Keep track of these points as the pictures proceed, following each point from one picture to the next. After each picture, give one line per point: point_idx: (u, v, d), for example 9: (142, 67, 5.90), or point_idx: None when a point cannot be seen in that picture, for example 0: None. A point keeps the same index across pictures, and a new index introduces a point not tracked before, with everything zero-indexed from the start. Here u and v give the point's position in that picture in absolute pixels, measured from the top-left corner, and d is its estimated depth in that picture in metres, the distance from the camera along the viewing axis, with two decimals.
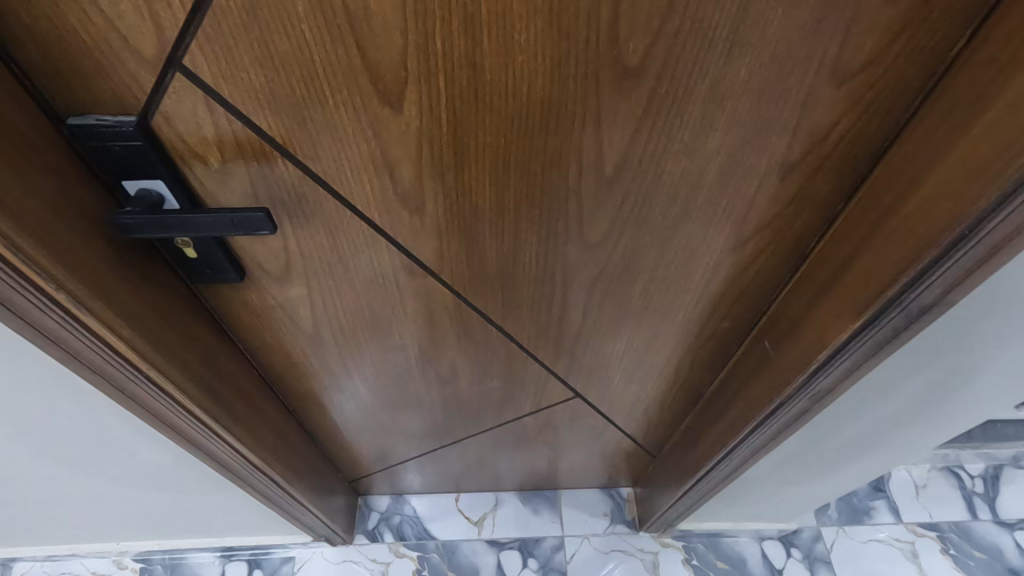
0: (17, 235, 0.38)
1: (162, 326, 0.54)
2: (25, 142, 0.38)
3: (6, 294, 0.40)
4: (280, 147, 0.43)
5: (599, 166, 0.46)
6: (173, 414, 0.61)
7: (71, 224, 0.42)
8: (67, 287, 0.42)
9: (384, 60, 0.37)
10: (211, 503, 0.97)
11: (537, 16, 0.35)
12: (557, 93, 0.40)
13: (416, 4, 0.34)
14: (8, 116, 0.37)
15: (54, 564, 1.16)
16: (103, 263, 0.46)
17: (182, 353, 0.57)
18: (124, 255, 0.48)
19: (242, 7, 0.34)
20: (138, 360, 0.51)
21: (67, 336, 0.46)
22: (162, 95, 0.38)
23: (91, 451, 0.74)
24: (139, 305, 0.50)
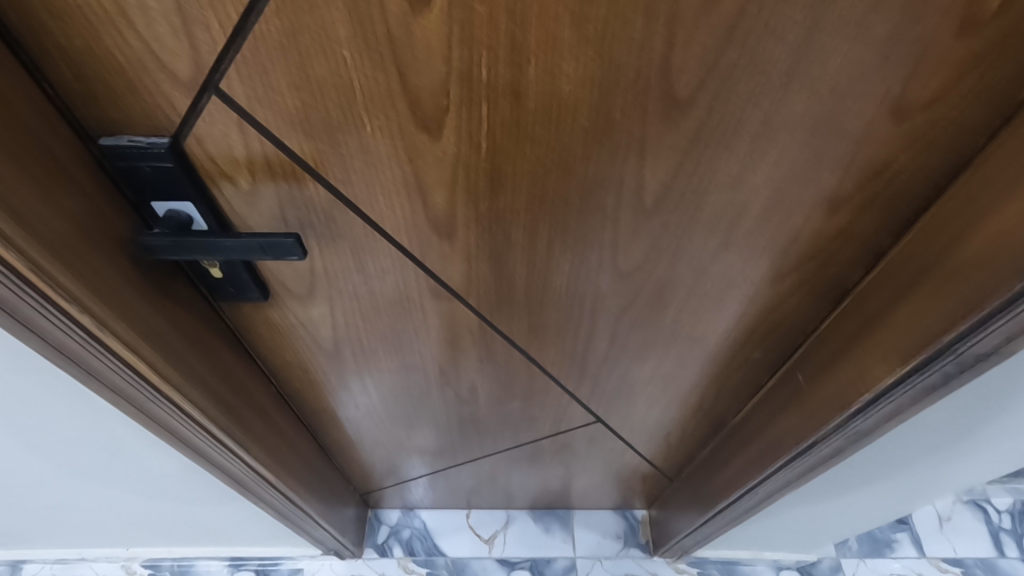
0: (42, 258, 0.37)
1: (182, 346, 0.53)
2: (53, 162, 0.37)
3: (29, 316, 0.39)
4: (313, 170, 0.42)
5: (639, 198, 0.44)
6: (190, 431, 0.60)
7: (97, 244, 0.41)
8: (90, 310, 0.41)
9: (427, 87, 0.36)
10: (223, 513, 0.96)
11: (587, 46, 0.34)
12: (601, 123, 0.38)
13: (461, 32, 0.33)
14: (38, 136, 0.36)
15: (64, 566, 1.15)
16: (126, 282, 0.45)
17: (200, 372, 0.56)
18: (148, 275, 0.47)
19: (282, 32, 0.33)
20: (158, 381, 0.50)
21: (88, 357, 0.45)
22: (196, 117, 0.37)
23: (106, 461, 0.73)
24: (160, 324, 0.49)
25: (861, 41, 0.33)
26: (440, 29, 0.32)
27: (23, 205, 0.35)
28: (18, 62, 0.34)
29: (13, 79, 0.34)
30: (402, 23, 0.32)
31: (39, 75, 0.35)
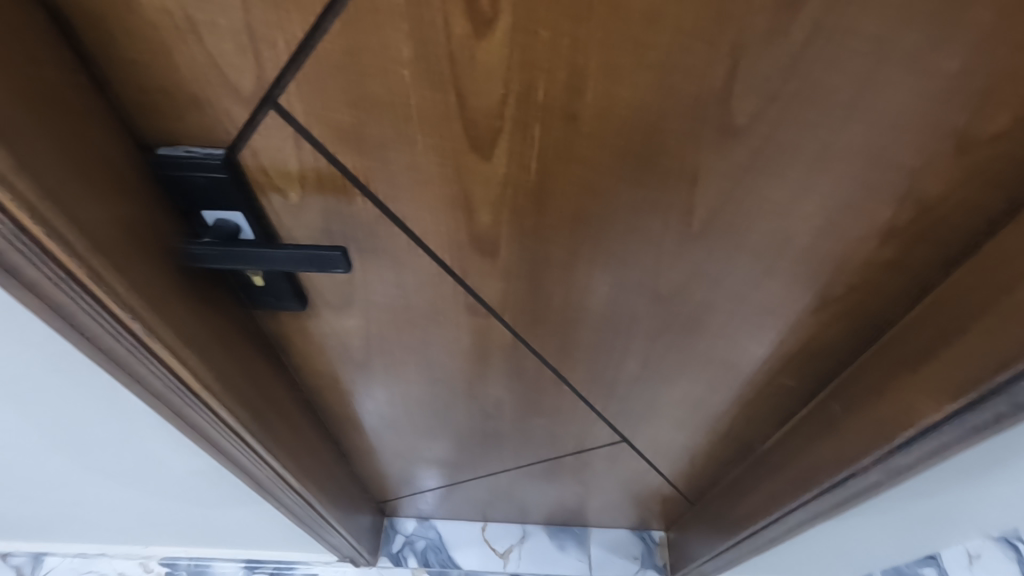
0: (98, 264, 0.37)
1: (220, 352, 0.53)
2: (112, 172, 0.37)
3: (83, 323, 0.40)
4: (361, 185, 0.42)
5: (685, 222, 0.44)
6: (221, 436, 0.60)
7: (148, 252, 0.42)
8: (140, 315, 0.42)
9: (482, 108, 0.36)
10: (243, 517, 0.96)
11: (647, 72, 0.33)
12: (654, 148, 0.38)
13: (522, 55, 0.33)
14: (99, 144, 0.36)
15: (83, 560, 1.16)
16: (173, 289, 0.45)
17: (236, 378, 0.57)
18: (192, 282, 0.48)
19: (345, 52, 0.33)
20: (196, 385, 0.51)
21: (133, 362, 0.45)
22: (253, 130, 0.38)
23: (136, 461, 0.74)
24: (201, 331, 0.50)
25: (928, 75, 0.33)
26: (501, 52, 0.32)
27: (84, 213, 0.35)
28: (84, 74, 0.35)
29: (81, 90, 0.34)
30: (465, 45, 0.32)
31: (103, 87, 0.36)
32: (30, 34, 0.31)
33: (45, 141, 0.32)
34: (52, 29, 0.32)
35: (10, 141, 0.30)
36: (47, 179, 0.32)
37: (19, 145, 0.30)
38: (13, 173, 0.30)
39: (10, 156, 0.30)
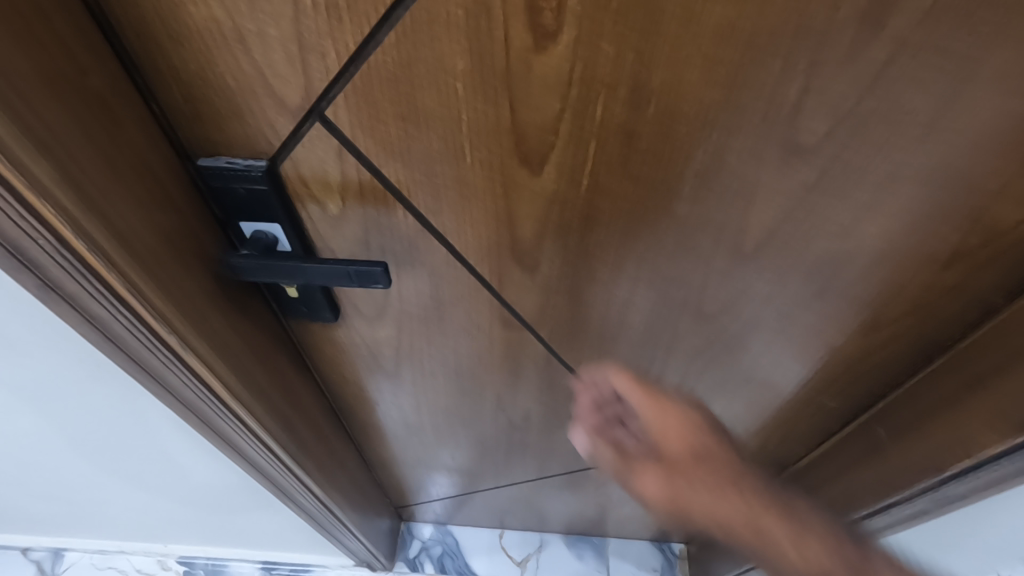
0: (140, 280, 0.36)
1: (252, 363, 0.52)
2: (155, 183, 0.36)
3: (119, 334, 0.39)
4: (404, 198, 0.40)
5: (738, 241, 0.42)
6: (249, 445, 0.59)
7: (189, 264, 0.41)
8: (179, 330, 0.41)
9: (536, 123, 0.34)
10: (263, 520, 0.96)
11: (715, 88, 0.32)
12: (713, 167, 0.36)
13: (583, 69, 0.31)
14: (142, 154, 0.35)
15: (102, 556, 1.16)
16: (211, 303, 0.44)
17: (267, 388, 0.56)
18: (230, 293, 0.47)
19: (397, 63, 0.31)
20: (228, 398, 0.50)
21: (167, 374, 0.44)
22: (297, 142, 0.36)
23: (159, 465, 0.73)
24: (235, 342, 0.48)
25: (1017, 96, 0.31)
26: (562, 65, 0.31)
27: (126, 227, 0.34)
28: (131, 83, 0.34)
29: (124, 100, 0.33)
30: (524, 58, 0.31)
31: (148, 97, 0.35)
32: (77, 42, 0.30)
33: (88, 151, 0.31)
34: (97, 35, 0.31)
35: (52, 152, 0.29)
36: (88, 190, 0.31)
37: (61, 156, 0.29)
38: (54, 185, 0.29)
39: (52, 167, 0.29)
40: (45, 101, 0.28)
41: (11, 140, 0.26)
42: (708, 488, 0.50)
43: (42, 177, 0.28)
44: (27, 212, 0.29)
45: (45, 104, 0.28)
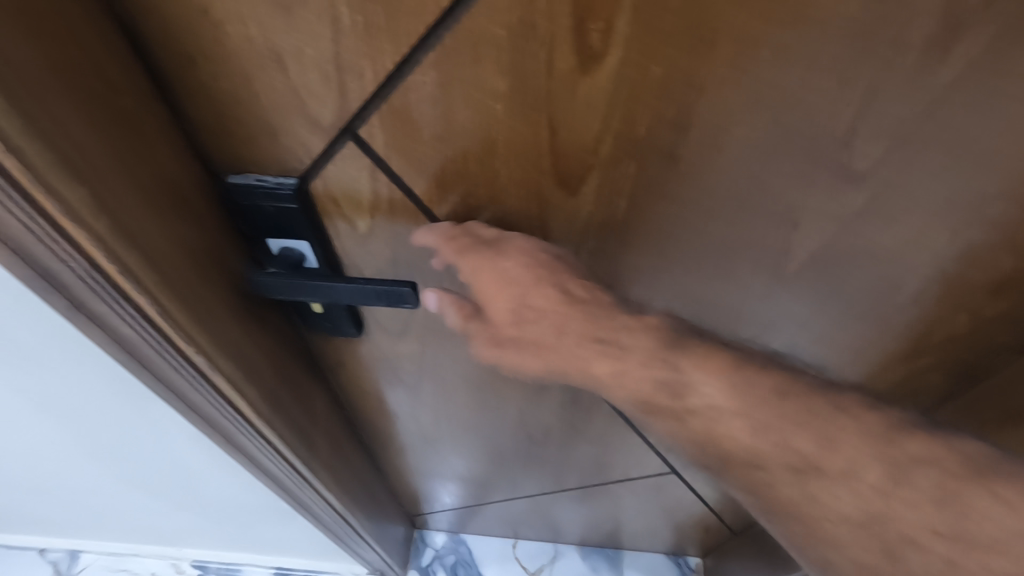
0: (172, 304, 0.34)
1: (275, 380, 0.51)
2: (183, 202, 0.35)
3: (146, 356, 0.37)
4: (435, 217, 0.40)
5: (779, 264, 0.41)
6: (269, 459, 0.58)
7: (217, 283, 0.39)
8: (208, 352, 0.39)
9: (576, 143, 0.33)
10: (278, 528, 0.95)
11: (766, 111, 0.30)
12: (759, 190, 0.35)
13: (629, 91, 0.30)
14: (172, 171, 0.34)
15: (116, 559, 1.17)
16: (236, 320, 0.43)
17: (288, 404, 0.55)
18: (254, 308, 0.46)
19: (435, 84, 0.31)
20: (253, 416, 0.49)
21: (193, 395, 0.43)
22: (329, 160, 0.35)
23: (176, 475, 0.72)
24: (260, 360, 0.47)
25: None
26: (606, 87, 0.30)
27: (157, 249, 0.33)
28: (160, 101, 0.33)
29: (156, 118, 0.32)
30: (566, 80, 0.30)
31: (178, 115, 0.34)
32: (110, 62, 0.29)
33: (119, 174, 0.30)
34: (130, 53, 0.30)
35: (86, 178, 0.27)
36: (121, 214, 0.30)
37: (96, 182, 0.28)
38: (87, 210, 0.28)
39: (85, 193, 0.27)
40: (80, 125, 0.27)
41: (46, 166, 0.25)
42: (518, 289, 0.39)
43: (76, 204, 0.27)
44: (60, 237, 0.28)
45: (80, 128, 0.27)
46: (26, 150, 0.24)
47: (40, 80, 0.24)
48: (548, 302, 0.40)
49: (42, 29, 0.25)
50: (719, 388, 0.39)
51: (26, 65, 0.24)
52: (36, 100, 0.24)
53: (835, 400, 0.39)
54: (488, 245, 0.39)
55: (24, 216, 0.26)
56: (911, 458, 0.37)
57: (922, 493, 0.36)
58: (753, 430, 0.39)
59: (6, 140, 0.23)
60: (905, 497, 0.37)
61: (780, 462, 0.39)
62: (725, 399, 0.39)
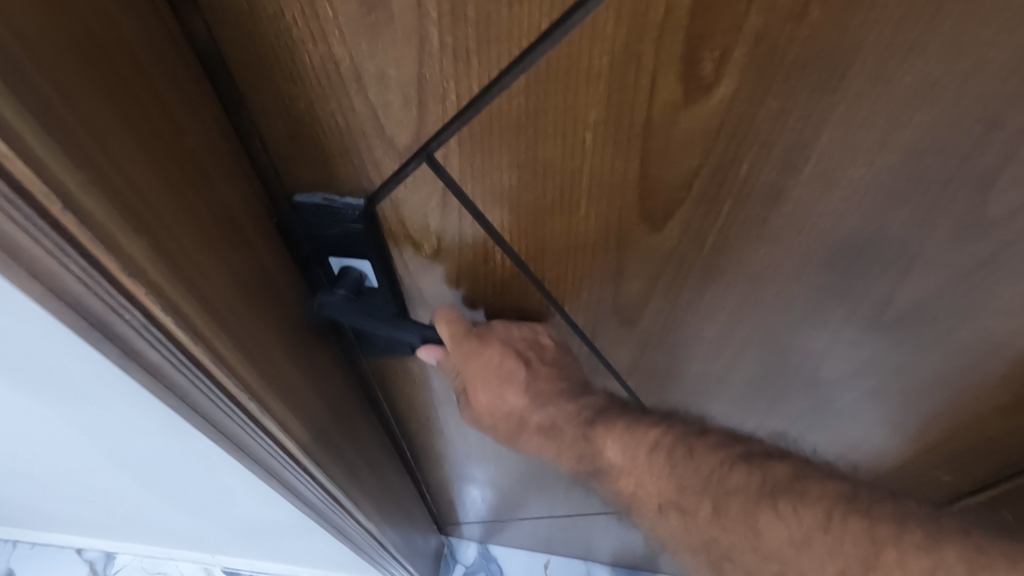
0: (230, 353, 0.32)
1: (323, 414, 0.48)
2: (243, 240, 0.33)
3: (198, 403, 0.34)
4: (505, 245, 0.37)
5: (878, 311, 0.37)
6: (315, 495, 0.55)
7: (273, 324, 0.37)
8: (263, 401, 0.37)
9: (669, 177, 0.30)
10: (313, 546, 0.94)
11: (893, 152, 0.27)
12: (868, 234, 0.31)
13: (738, 125, 0.27)
14: (225, 202, 0.32)
15: (153, 561, 1.21)
16: (287, 356, 0.40)
17: (337, 441, 0.52)
18: (308, 342, 0.44)
19: (522, 109, 0.28)
20: (305, 458, 0.46)
21: (246, 439, 0.40)
22: (399, 182, 0.34)
23: (216, 502, 0.70)
24: (310, 396, 0.44)
25: None
26: (711, 120, 0.27)
27: (218, 296, 0.30)
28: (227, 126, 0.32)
29: (210, 146, 0.30)
30: (668, 110, 0.27)
31: (243, 139, 0.33)
32: (174, 100, 0.27)
33: (181, 219, 0.27)
34: (184, 80, 0.28)
35: (145, 224, 0.25)
36: (179, 258, 0.27)
37: (158, 229, 0.26)
38: (150, 262, 0.25)
39: (145, 242, 0.25)
40: (143, 168, 0.25)
41: (106, 216, 0.23)
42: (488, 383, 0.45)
43: (137, 257, 0.25)
44: (119, 294, 0.25)
45: (142, 171, 0.25)
46: (86, 203, 0.22)
47: (106, 123, 0.22)
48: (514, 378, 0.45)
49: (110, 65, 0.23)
50: (618, 450, 0.47)
51: (88, 106, 0.21)
52: (99, 146, 0.22)
53: (685, 446, 0.45)
54: (478, 335, 0.43)
55: (80, 271, 0.23)
56: (725, 490, 0.43)
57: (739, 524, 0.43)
58: (640, 484, 0.47)
59: (63, 195, 0.21)
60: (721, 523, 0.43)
61: (652, 503, 0.47)
62: (618, 457, 0.47)
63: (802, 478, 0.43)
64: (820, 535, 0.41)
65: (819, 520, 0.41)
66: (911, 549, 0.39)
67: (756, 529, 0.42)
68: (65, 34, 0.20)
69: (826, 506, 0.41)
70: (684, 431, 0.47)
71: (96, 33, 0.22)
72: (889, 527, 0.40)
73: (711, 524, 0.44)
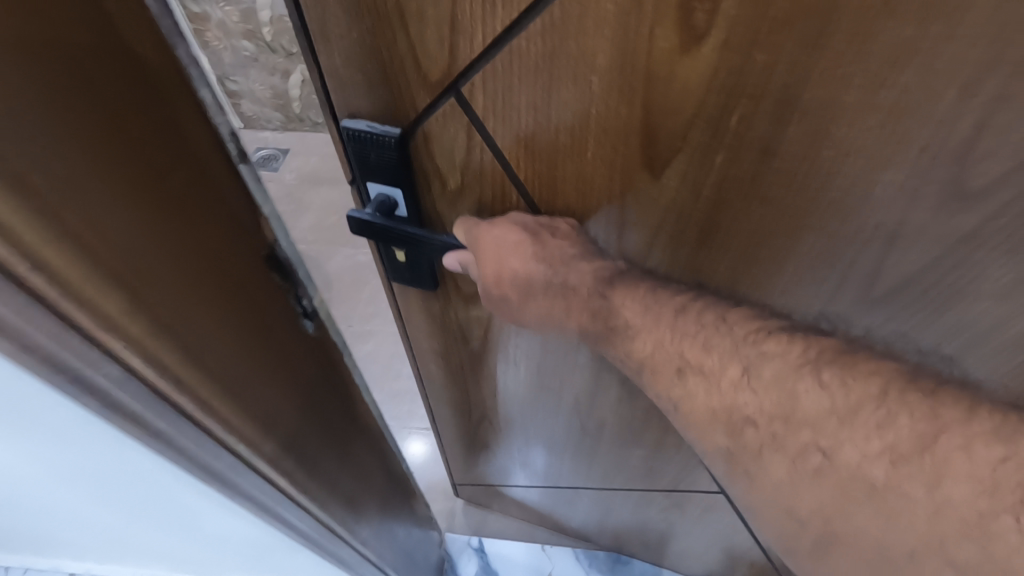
0: (211, 396, 0.32)
1: (319, 443, 0.46)
2: (233, 281, 0.32)
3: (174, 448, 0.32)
4: (521, 185, 0.41)
5: (868, 283, 0.38)
6: (316, 539, 0.51)
7: (265, 359, 0.36)
8: (252, 441, 0.36)
9: (667, 126, 0.33)
10: None
11: (874, 113, 0.29)
12: (853, 199, 0.33)
13: (728, 76, 0.30)
14: (213, 232, 0.30)
15: None
16: (278, 385, 0.38)
17: (337, 472, 0.51)
18: (303, 383, 0.42)
19: (539, 53, 0.32)
20: (301, 497, 0.44)
21: (237, 487, 0.38)
22: (432, 115, 0.38)
23: (191, 554, 0.66)
24: (303, 426, 0.43)
25: None
26: (705, 70, 0.30)
27: (197, 340, 0.30)
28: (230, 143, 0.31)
29: (196, 171, 0.28)
30: (665, 59, 0.30)
31: (241, 162, 0.31)
32: (157, 127, 0.26)
33: (152, 249, 0.26)
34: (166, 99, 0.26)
35: (101, 253, 0.24)
36: (144, 290, 0.26)
37: (132, 277, 0.25)
38: (113, 302, 0.25)
39: (100, 273, 0.24)
40: (108, 201, 0.23)
41: (44, 241, 0.21)
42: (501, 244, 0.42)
43: (91, 289, 0.24)
44: (74, 332, 0.24)
45: (105, 201, 0.23)
46: (13, 225, 0.20)
47: (51, 138, 0.21)
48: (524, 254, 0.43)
49: (84, 93, 0.22)
50: (636, 309, 0.42)
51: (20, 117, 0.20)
52: (53, 184, 0.21)
53: (716, 315, 0.40)
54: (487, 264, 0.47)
55: (45, 325, 0.23)
56: (760, 353, 0.38)
57: (767, 382, 0.37)
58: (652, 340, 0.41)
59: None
60: (751, 386, 0.37)
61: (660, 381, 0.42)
62: (636, 319, 0.42)
63: (851, 347, 0.37)
64: (871, 407, 0.33)
65: (871, 392, 0.34)
66: (984, 434, 0.30)
67: (795, 394, 0.36)
68: (25, 60, 0.19)
69: (880, 380, 0.34)
70: (716, 302, 0.42)
71: (41, 41, 0.20)
72: (960, 409, 0.31)
73: (739, 389, 0.38)
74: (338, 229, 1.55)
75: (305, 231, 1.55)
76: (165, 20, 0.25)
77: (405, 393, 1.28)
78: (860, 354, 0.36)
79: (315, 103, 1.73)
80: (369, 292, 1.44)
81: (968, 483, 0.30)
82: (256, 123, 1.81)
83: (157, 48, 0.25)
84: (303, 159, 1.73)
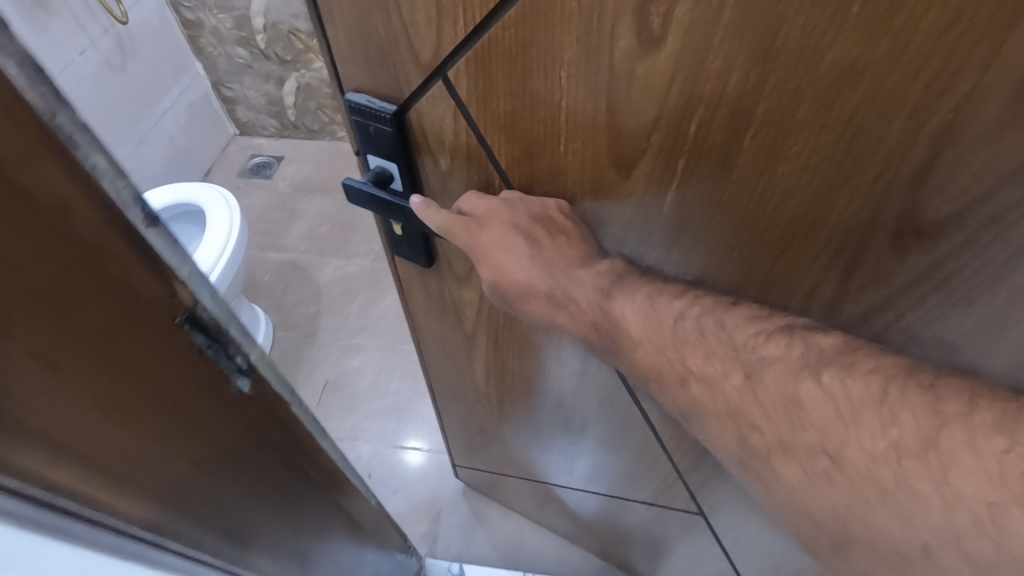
0: (105, 471, 0.30)
1: (252, 504, 0.43)
2: (132, 364, 0.29)
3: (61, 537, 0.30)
4: (502, 172, 0.42)
5: (834, 308, 0.38)
6: None
7: (176, 431, 0.34)
8: (148, 519, 0.34)
9: (631, 126, 0.34)
10: None
11: (825, 134, 0.29)
12: (811, 219, 0.33)
13: (685, 82, 0.30)
14: (109, 313, 0.27)
15: None
16: (194, 455, 0.36)
17: (275, 529, 0.48)
18: (227, 452, 0.39)
19: (514, 41, 0.34)
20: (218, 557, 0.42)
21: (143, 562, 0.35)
22: (423, 95, 0.40)
23: None
24: (229, 491, 0.40)
25: None
26: (663, 75, 0.31)
27: (78, 428, 0.28)
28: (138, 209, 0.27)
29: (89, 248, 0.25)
30: (627, 59, 0.31)
31: (150, 227, 0.28)
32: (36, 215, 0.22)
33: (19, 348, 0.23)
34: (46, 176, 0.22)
35: None
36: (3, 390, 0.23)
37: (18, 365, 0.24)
38: None
39: None
40: None
41: None
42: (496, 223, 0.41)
43: None
44: None
45: None
46: None
47: None
48: (517, 255, 0.42)
49: None
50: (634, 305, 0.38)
51: None
52: None
53: (716, 318, 0.36)
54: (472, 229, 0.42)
55: None
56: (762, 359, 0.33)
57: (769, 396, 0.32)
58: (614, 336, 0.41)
59: None
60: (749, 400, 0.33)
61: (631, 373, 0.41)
62: (639, 328, 0.38)
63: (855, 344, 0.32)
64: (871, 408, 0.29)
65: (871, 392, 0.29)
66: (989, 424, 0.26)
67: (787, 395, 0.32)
68: None
69: (881, 378, 0.29)
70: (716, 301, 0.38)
71: None
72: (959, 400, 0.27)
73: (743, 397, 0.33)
74: (330, 238, 1.60)
75: (298, 241, 1.59)
76: (36, 90, 0.21)
77: (390, 410, 1.30)
78: (861, 350, 0.32)
79: (310, 109, 1.74)
80: (359, 305, 1.47)
81: (975, 476, 0.25)
82: (252, 130, 1.85)
83: (32, 126, 0.21)
84: (298, 167, 1.77)
